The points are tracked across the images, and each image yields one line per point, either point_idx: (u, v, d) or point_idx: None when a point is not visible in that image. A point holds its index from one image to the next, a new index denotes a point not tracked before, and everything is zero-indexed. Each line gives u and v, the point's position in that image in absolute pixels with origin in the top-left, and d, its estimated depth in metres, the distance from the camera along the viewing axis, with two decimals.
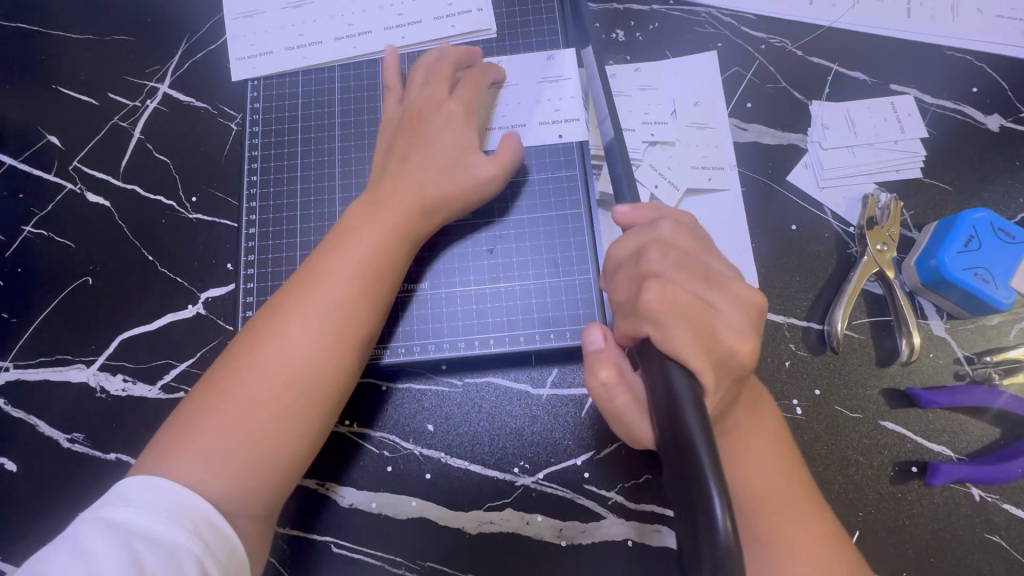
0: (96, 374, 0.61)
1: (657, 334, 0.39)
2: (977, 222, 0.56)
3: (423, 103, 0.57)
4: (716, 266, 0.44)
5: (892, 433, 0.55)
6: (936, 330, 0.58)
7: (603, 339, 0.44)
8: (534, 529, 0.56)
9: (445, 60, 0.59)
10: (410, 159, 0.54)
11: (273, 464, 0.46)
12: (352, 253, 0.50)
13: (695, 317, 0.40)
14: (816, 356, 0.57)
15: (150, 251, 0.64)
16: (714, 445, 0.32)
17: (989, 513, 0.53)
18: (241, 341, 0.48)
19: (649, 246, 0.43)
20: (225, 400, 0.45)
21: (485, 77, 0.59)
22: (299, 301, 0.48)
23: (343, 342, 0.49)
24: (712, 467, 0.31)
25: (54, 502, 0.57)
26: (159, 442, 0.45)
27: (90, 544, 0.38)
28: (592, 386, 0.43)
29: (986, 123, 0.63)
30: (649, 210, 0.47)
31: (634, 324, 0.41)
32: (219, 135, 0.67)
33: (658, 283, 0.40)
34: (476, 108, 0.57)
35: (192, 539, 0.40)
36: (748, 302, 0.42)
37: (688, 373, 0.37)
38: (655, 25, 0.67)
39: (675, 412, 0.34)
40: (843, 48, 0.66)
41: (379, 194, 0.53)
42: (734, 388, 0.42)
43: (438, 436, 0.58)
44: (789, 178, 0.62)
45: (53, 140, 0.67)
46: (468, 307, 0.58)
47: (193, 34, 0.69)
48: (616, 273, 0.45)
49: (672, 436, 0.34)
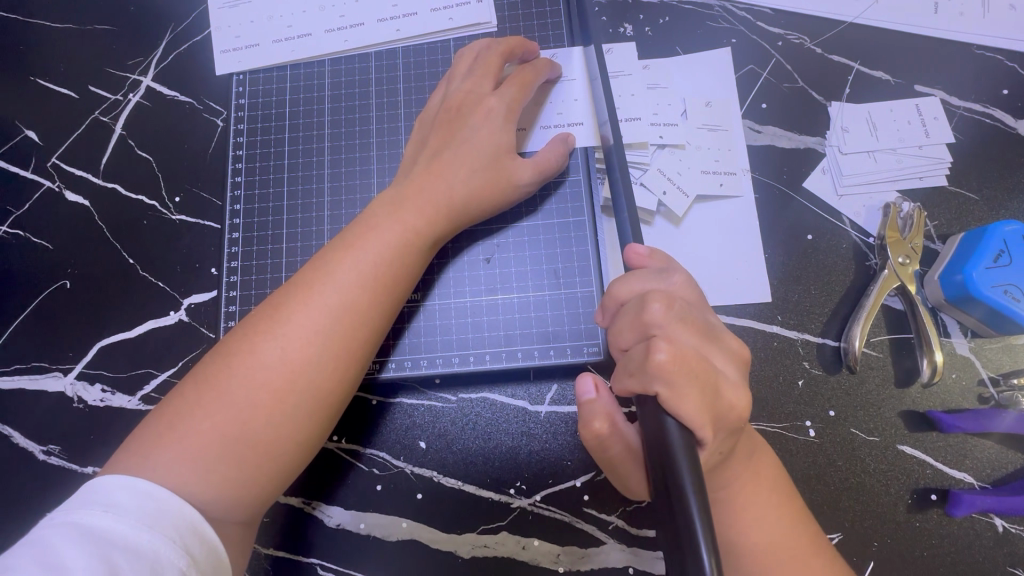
0: (73, 382, 0.58)
1: (666, 393, 0.35)
2: (1007, 236, 0.53)
3: (463, 96, 0.53)
4: (714, 322, 0.42)
5: (912, 458, 0.52)
6: (959, 349, 0.54)
7: (596, 390, 0.42)
8: (530, 553, 0.53)
9: (496, 50, 0.54)
10: (444, 160, 0.51)
11: (261, 474, 0.42)
12: (366, 252, 0.47)
13: (700, 375, 0.37)
14: (831, 374, 0.54)
15: (130, 254, 0.61)
16: (709, 516, 0.29)
17: (1012, 544, 0.50)
18: (239, 335, 0.44)
19: (653, 295, 0.39)
20: (218, 399, 0.42)
21: (537, 74, 0.54)
22: (305, 299, 0.45)
23: (348, 349, 0.45)
24: (706, 536, 0.28)
25: (29, 517, 0.55)
26: (138, 440, 0.41)
27: (59, 552, 0.33)
28: (585, 437, 0.42)
29: (1016, 127, 0.59)
30: (661, 258, 0.44)
31: (638, 380, 0.37)
32: (204, 131, 0.63)
33: (668, 344, 0.37)
34: (519, 109, 0.53)
35: (178, 551, 0.36)
36: (738, 357, 0.41)
37: (687, 434, 0.34)
38: (666, 19, 0.63)
39: (671, 474, 0.31)
40: (866, 46, 0.62)
41: (403, 191, 0.50)
42: (729, 439, 0.40)
43: (431, 454, 0.55)
44: (806, 185, 0.58)
45: (30, 135, 0.64)
46: (465, 320, 0.55)
47: (178, 23, 0.66)
48: (618, 314, 0.41)
49: (664, 492, 0.31)
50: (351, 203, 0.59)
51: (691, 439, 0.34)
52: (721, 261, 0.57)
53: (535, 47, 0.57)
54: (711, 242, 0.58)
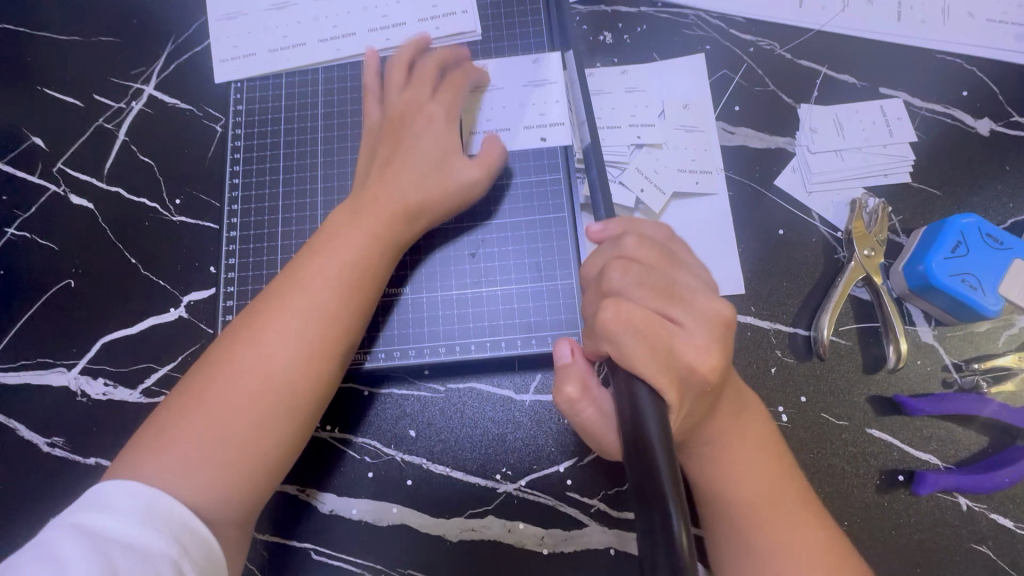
0: (77, 377, 0.60)
1: (617, 354, 0.39)
2: (965, 228, 0.56)
3: (402, 107, 0.56)
4: (683, 281, 0.43)
5: (879, 441, 0.55)
6: (924, 336, 0.57)
7: (571, 355, 0.45)
8: (516, 536, 0.55)
9: (431, 62, 0.58)
10: (395, 168, 0.53)
11: (251, 473, 0.44)
12: (331, 260, 0.49)
13: (650, 333, 0.40)
14: (802, 362, 0.56)
15: (132, 254, 0.63)
16: (675, 466, 0.32)
17: (976, 522, 0.52)
18: (215, 349, 0.47)
19: (612, 264, 0.43)
20: (200, 407, 0.44)
21: (465, 79, 0.59)
22: (276, 307, 0.47)
23: (319, 349, 0.47)
24: (674, 497, 0.31)
25: (34, 506, 0.57)
26: (126, 456, 0.43)
27: (61, 552, 0.36)
28: (558, 400, 0.44)
29: (976, 126, 0.62)
30: (619, 225, 0.47)
31: (596, 342, 0.42)
32: (203, 138, 0.66)
33: (615, 303, 0.40)
34: (458, 113, 0.57)
35: (171, 545, 0.38)
36: (706, 317, 0.42)
37: (654, 399, 0.37)
38: (643, 27, 0.66)
39: (639, 432, 0.34)
40: (833, 52, 0.65)
41: (360, 202, 0.53)
42: (699, 400, 0.42)
43: (421, 441, 0.57)
44: (778, 182, 0.61)
45: (36, 141, 0.67)
46: (450, 312, 0.57)
47: (179, 35, 0.69)
48: (586, 288, 0.46)
49: (634, 451, 0.34)
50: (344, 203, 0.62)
51: (659, 403, 0.37)
52: (698, 255, 0.60)
53: (464, 52, 0.60)
54: (688, 238, 0.61)
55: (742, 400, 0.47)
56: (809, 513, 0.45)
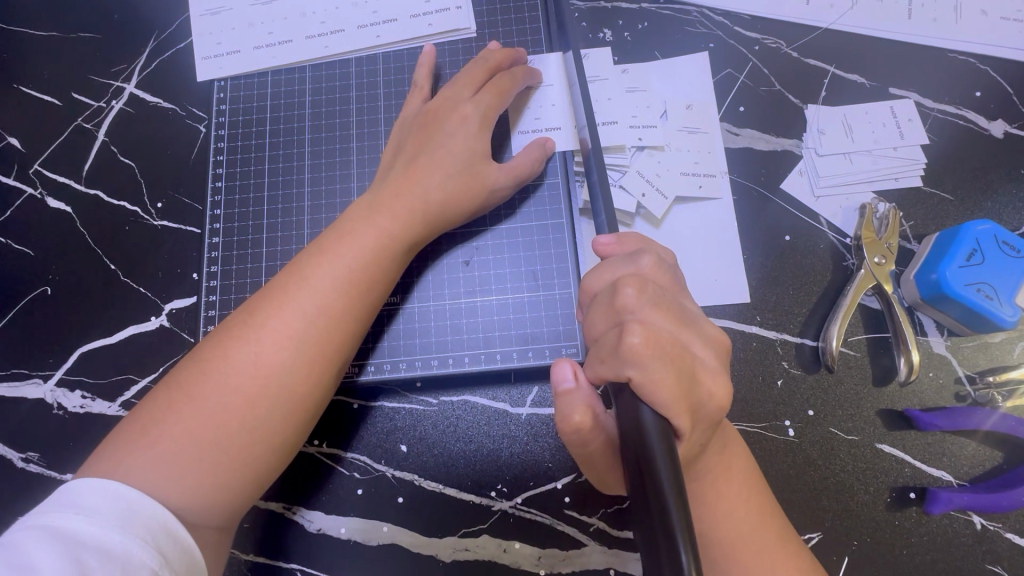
0: (53, 389, 0.58)
1: (639, 378, 0.36)
2: (980, 235, 0.53)
3: (441, 102, 0.54)
4: (689, 307, 0.42)
5: (890, 457, 0.52)
6: (936, 347, 0.55)
7: (574, 379, 0.41)
8: (512, 557, 0.53)
9: (481, 65, 0.55)
10: (419, 166, 0.51)
11: (237, 480, 0.42)
12: (342, 257, 0.47)
13: (676, 360, 0.38)
14: (810, 374, 0.54)
15: (112, 260, 0.61)
16: (687, 510, 0.29)
17: (990, 541, 0.50)
18: (213, 340, 0.44)
19: (626, 280, 0.40)
20: (192, 403, 0.41)
21: (513, 84, 0.55)
22: (281, 304, 0.45)
23: (322, 354, 0.45)
24: (685, 534, 0.28)
25: (6, 525, 0.54)
26: (110, 447, 0.41)
27: (30, 555, 0.33)
28: (565, 431, 0.40)
29: (989, 128, 0.60)
30: (633, 242, 0.45)
31: (611, 366, 0.38)
32: (186, 139, 0.63)
33: (642, 327, 0.38)
34: (495, 117, 0.54)
35: (151, 553, 0.36)
36: (716, 342, 0.41)
37: (659, 420, 0.35)
38: (645, 24, 0.64)
39: (644, 457, 0.32)
40: (841, 50, 0.63)
41: (379, 197, 0.50)
42: (706, 432, 0.40)
43: (412, 457, 0.55)
44: (783, 186, 0.59)
45: (12, 142, 0.64)
46: (444, 323, 0.55)
47: (161, 31, 0.66)
48: (591, 306, 0.43)
49: (640, 481, 0.31)
50: (332, 208, 0.59)
51: (666, 426, 0.34)
52: (701, 262, 0.58)
53: (522, 54, 0.57)
54: (692, 244, 0.58)
55: (726, 433, 0.45)
56: (787, 540, 0.43)
